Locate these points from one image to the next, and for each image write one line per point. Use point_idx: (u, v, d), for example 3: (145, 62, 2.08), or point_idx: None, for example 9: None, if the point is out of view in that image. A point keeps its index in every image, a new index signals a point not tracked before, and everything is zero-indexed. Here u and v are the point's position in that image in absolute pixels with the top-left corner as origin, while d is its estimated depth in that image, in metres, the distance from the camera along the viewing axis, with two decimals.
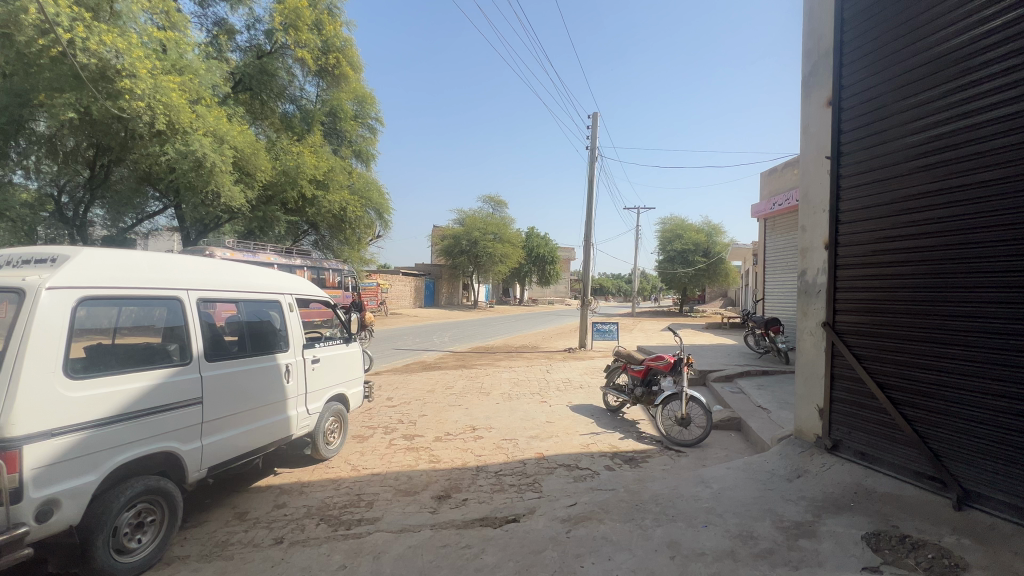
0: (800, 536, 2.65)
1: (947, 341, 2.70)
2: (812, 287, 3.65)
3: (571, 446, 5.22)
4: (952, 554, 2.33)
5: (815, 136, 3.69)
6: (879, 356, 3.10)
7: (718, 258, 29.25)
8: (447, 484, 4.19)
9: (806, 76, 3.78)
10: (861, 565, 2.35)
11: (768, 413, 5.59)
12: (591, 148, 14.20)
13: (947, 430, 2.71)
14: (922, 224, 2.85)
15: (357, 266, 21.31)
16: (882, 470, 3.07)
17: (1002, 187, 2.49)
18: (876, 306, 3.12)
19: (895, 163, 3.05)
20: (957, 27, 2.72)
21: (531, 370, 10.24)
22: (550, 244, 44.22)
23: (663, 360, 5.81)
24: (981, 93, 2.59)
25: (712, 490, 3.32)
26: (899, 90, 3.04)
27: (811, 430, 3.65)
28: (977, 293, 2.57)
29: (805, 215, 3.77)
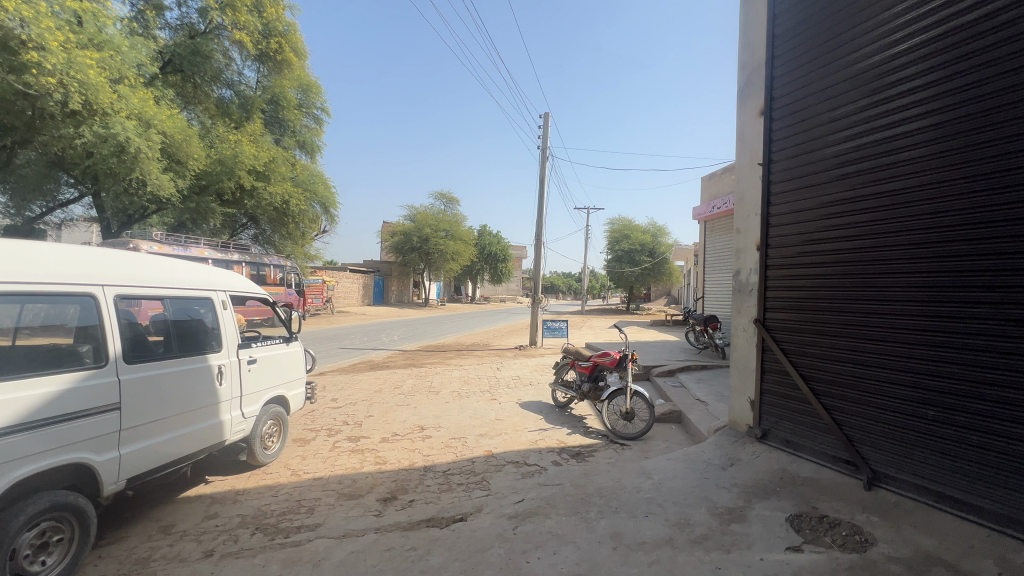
0: (732, 521, 2.81)
1: (862, 336, 2.94)
2: (746, 285, 3.88)
3: (520, 442, 5.26)
4: (862, 531, 2.55)
5: (749, 143, 3.93)
6: (803, 350, 3.35)
7: (663, 258, 30.48)
8: (394, 485, 4.09)
9: (742, 86, 4.02)
10: (785, 545, 2.51)
11: (705, 406, 5.89)
12: (542, 148, 14.39)
13: (861, 417, 2.95)
14: (844, 228, 3.08)
15: (301, 262, 20.41)
16: (804, 456, 3.31)
17: (910, 195, 2.71)
18: (802, 303, 3.37)
19: (819, 171, 3.29)
20: (872, 48, 2.96)
21: (482, 367, 10.22)
22: (501, 243, 44.38)
23: (609, 356, 5.97)
24: (895, 108, 2.81)
25: (653, 482, 3.45)
26: (825, 103, 3.26)
27: (743, 420, 3.88)
28: (886, 293, 2.81)
29: (739, 217, 3.99)
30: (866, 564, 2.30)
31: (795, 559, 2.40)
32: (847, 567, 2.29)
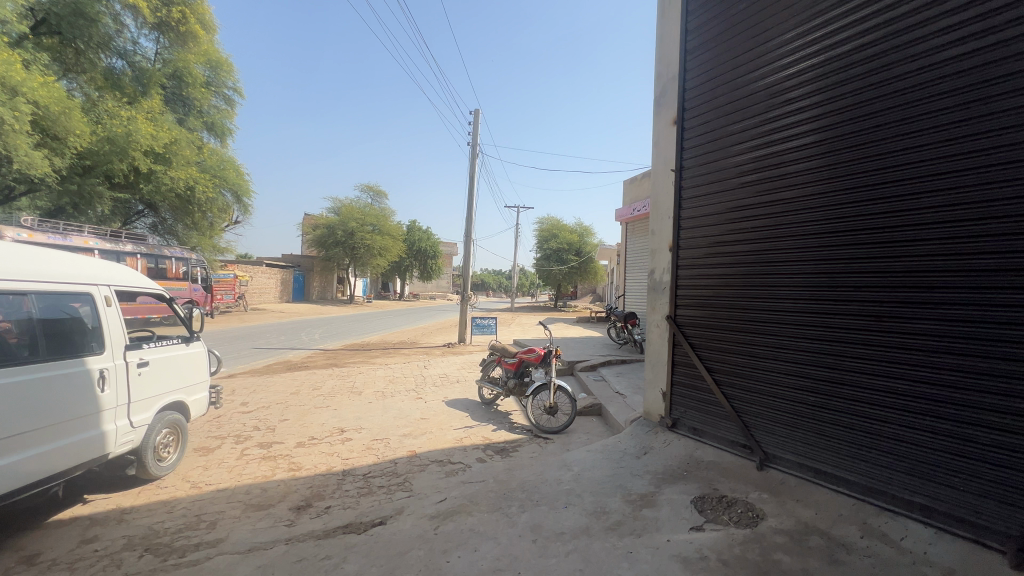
0: (643, 506, 2.97)
1: (759, 330, 3.23)
2: (659, 284, 4.13)
3: (445, 441, 5.21)
4: (755, 507, 2.81)
5: (664, 150, 4.17)
6: (708, 344, 3.62)
7: (589, 258, 31.60)
8: (309, 492, 3.87)
9: (658, 96, 4.26)
10: (689, 525, 2.71)
11: (624, 398, 6.20)
12: (472, 145, 14.33)
13: (756, 404, 3.24)
14: (746, 232, 3.37)
15: (208, 255, 18.69)
16: (708, 442, 3.58)
17: (799, 204, 3.00)
18: (708, 301, 3.64)
19: (724, 179, 3.57)
20: (770, 68, 3.25)
21: (408, 366, 9.98)
22: (431, 239, 43.67)
23: (534, 352, 6.09)
24: (787, 124, 3.11)
25: (573, 473, 3.56)
26: (730, 116, 3.54)
27: (656, 411, 4.13)
28: (778, 292, 3.10)
29: (655, 219, 4.23)
30: (757, 536, 2.53)
31: (697, 538, 2.59)
32: (741, 541, 2.51)
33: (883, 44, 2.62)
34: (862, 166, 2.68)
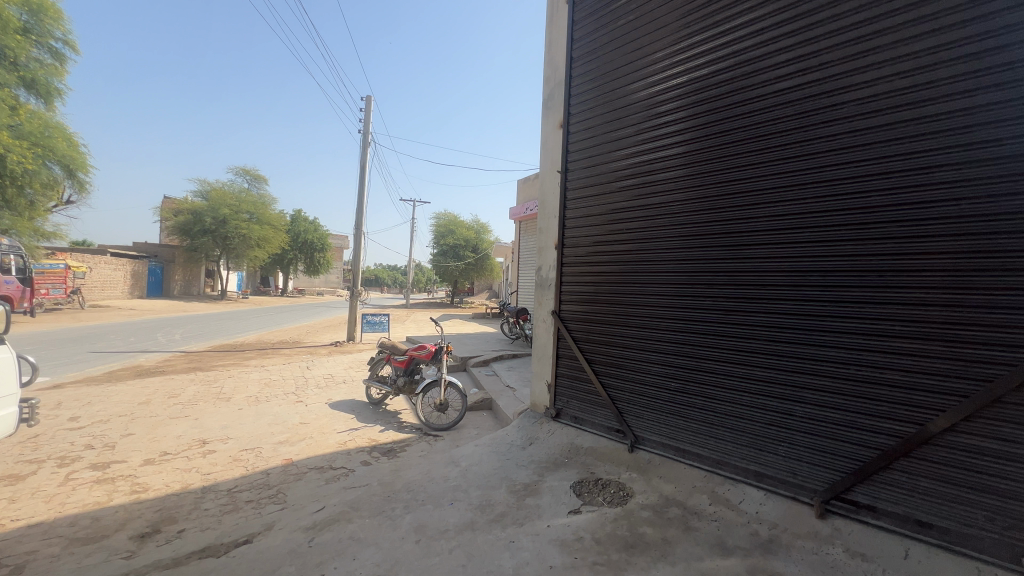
0: (526, 496, 3.07)
1: (632, 323, 3.50)
2: (545, 280, 4.30)
3: (327, 446, 4.88)
4: (625, 486, 3.05)
5: (551, 152, 4.35)
6: (589, 337, 3.85)
7: (485, 255, 31.92)
8: (157, 516, 3.36)
9: (546, 99, 4.43)
10: (568, 509, 2.85)
11: (513, 391, 6.36)
12: (364, 133, 13.62)
13: (628, 392, 3.52)
14: (625, 233, 3.62)
15: (27, 240, 15.31)
16: (587, 429, 3.81)
17: (669, 209, 3.29)
18: (589, 296, 3.87)
19: (606, 183, 3.80)
20: (645, 83, 3.53)
21: (288, 367, 9.18)
22: (319, 231, 40.73)
23: (425, 350, 5.98)
24: (659, 136, 3.40)
25: (460, 469, 3.56)
26: (611, 124, 3.79)
27: (542, 402, 4.29)
28: (650, 289, 3.39)
29: (542, 218, 4.39)
30: (626, 513, 2.75)
31: (574, 520, 2.74)
32: (613, 519, 2.70)
33: (733, 70, 2.95)
34: (717, 177, 3.00)
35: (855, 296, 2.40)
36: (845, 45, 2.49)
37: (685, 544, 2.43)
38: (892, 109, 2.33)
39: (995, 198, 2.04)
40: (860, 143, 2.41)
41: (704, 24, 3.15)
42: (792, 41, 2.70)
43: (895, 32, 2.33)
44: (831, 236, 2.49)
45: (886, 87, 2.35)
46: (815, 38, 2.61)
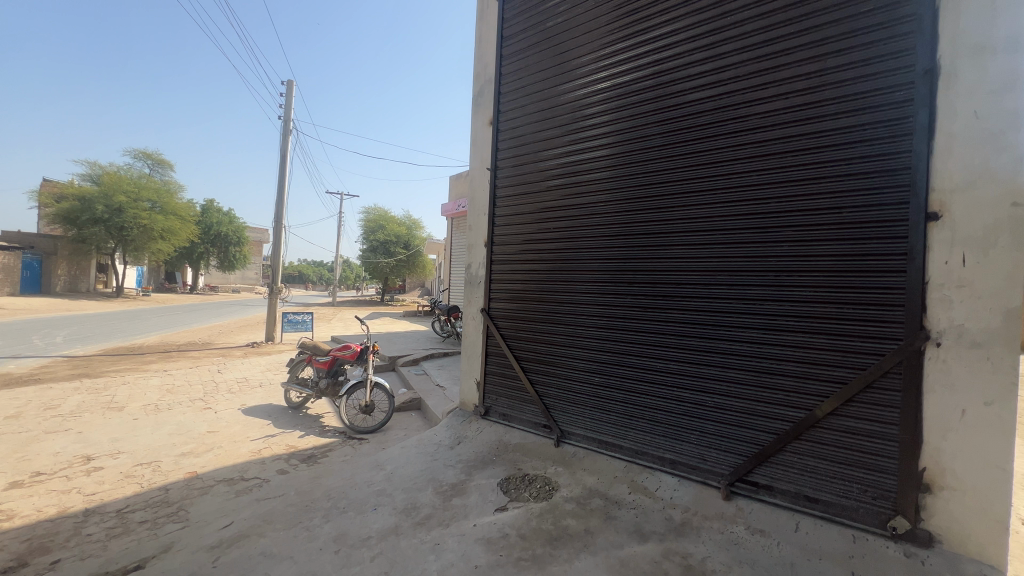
0: (453, 496, 3.03)
1: (559, 321, 3.57)
2: (475, 277, 4.27)
3: (238, 455, 4.51)
4: (551, 480, 3.11)
5: (481, 149, 4.33)
6: (517, 334, 3.88)
7: (417, 251, 31.23)
8: (25, 546, 2.91)
9: (476, 96, 4.40)
10: (495, 507, 2.85)
11: (443, 390, 6.27)
12: (285, 119, 12.77)
13: (555, 388, 3.59)
14: (552, 231, 3.67)
15: None
16: (515, 425, 3.84)
17: (594, 209, 3.39)
18: (518, 294, 3.90)
19: (535, 182, 3.84)
20: (573, 85, 3.61)
21: (195, 371, 8.40)
22: (233, 223, 37.64)
23: (349, 350, 5.71)
24: (585, 138, 3.49)
25: (385, 473, 3.44)
26: (540, 123, 3.84)
27: (471, 400, 4.27)
28: (576, 287, 3.48)
29: (472, 215, 4.36)
30: (551, 507, 2.80)
31: (500, 518, 2.74)
32: (538, 514, 2.74)
33: (654, 78, 3.09)
34: (639, 180, 3.14)
35: (756, 294, 2.60)
36: (750, 62, 2.68)
37: (606, 533, 2.52)
38: (788, 124, 2.53)
39: (871, 207, 2.28)
40: (763, 153, 2.61)
41: (627, 33, 3.27)
42: (705, 55, 2.87)
43: (791, 54, 2.54)
44: (738, 239, 2.68)
45: (784, 103, 2.56)
46: (724, 54, 2.78)
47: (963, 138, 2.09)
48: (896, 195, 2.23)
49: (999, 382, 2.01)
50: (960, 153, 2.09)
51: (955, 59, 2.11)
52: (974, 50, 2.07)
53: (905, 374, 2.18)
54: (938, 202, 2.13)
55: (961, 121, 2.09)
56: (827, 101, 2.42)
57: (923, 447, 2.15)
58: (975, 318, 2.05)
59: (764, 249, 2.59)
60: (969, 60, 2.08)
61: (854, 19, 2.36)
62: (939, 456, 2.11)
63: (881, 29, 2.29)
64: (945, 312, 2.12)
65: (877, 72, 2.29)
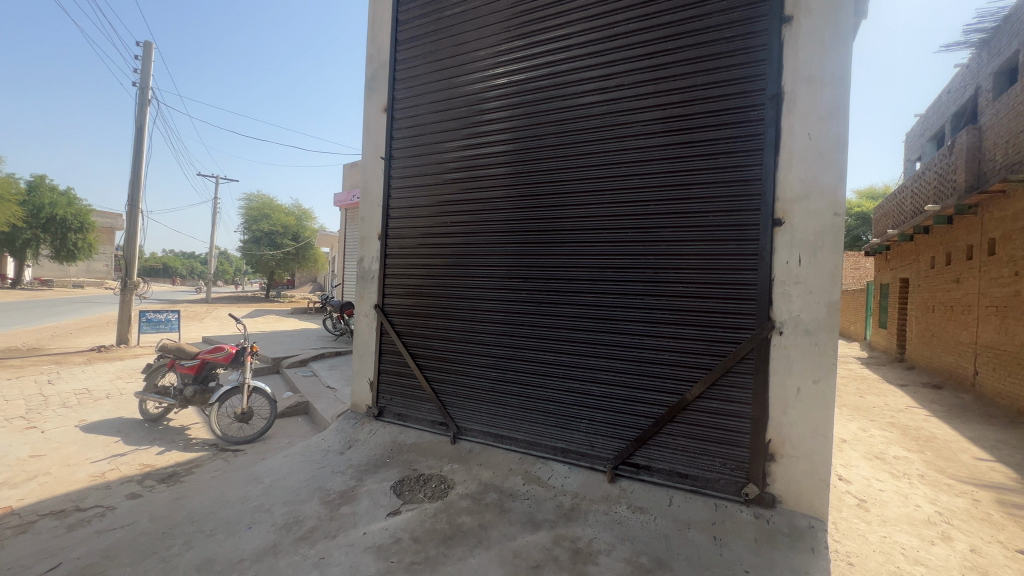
0: (342, 504, 2.84)
1: (456, 316, 3.53)
2: (368, 272, 4.06)
3: (74, 481, 3.78)
4: (446, 479, 3.06)
5: (374, 136, 4.11)
6: (413, 331, 3.77)
7: (307, 243, 29.04)
8: None
9: (369, 80, 4.17)
10: (387, 512, 2.73)
11: (334, 392, 5.89)
12: (142, 85, 11.00)
13: (452, 384, 3.54)
14: (449, 226, 3.61)
15: None
16: (411, 425, 3.72)
17: (491, 204, 3.39)
18: (414, 289, 3.78)
19: (432, 174, 3.73)
20: (471, 77, 3.56)
21: (15, 383, 6.89)
22: (74, 205, 31.65)
23: (222, 352, 5.09)
24: (483, 132, 3.47)
25: (263, 486, 3.12)
26: (436, 115, 3.74)
27: (363, 401, 4.05)
28: (473, 283, 3.45)
29: (364, 206, 4.13)
30: (446, 507, 2.76)
31: (392, 523, 2.63)
32: (432, 514, 2.68)
33: (548, 79, 3.17)
34: (534, 178, 3.20)
35: (639, 289, 2.80)
36: (634, 73, 2.86)
37: (500, 526, 2.55)
38: (666, 132, 2.75)
39: (731, 212, 2.57)
40: (644, 159, 2.81)
41: (523, 32, 3.30)
42: (595, 61, 3.00)
43: (669, 68, 2.75)
44: (622, 238, 2.86)
45: (662, 113, 2.76)
46: (612, 61, 2.93)
47: (800, 156, 2.45)
48: (750, 202, 2.53)
49: (824, 364, 2.39)
50: (799, 168, 2.45)
51: (795, 87, 2.46)
52: (809, 82, 2.44)
53: (756, 360, 2.49)
54: (782, 210, 2.47)
55: (799, 141, 2.45)
56: (698, 114, 2.66)
57: (769, 422, 2.48)
58: (808, 309, 2.42)
59: (645, 247, 2.79)
60: (805, 89, 2.44)
61: (719, 43, 2.62)
62: (781, 429, 2.46)
63: (741, 54, 2.57)
64: (786, 305, 2.46)
65: (738, 92, 2.58)
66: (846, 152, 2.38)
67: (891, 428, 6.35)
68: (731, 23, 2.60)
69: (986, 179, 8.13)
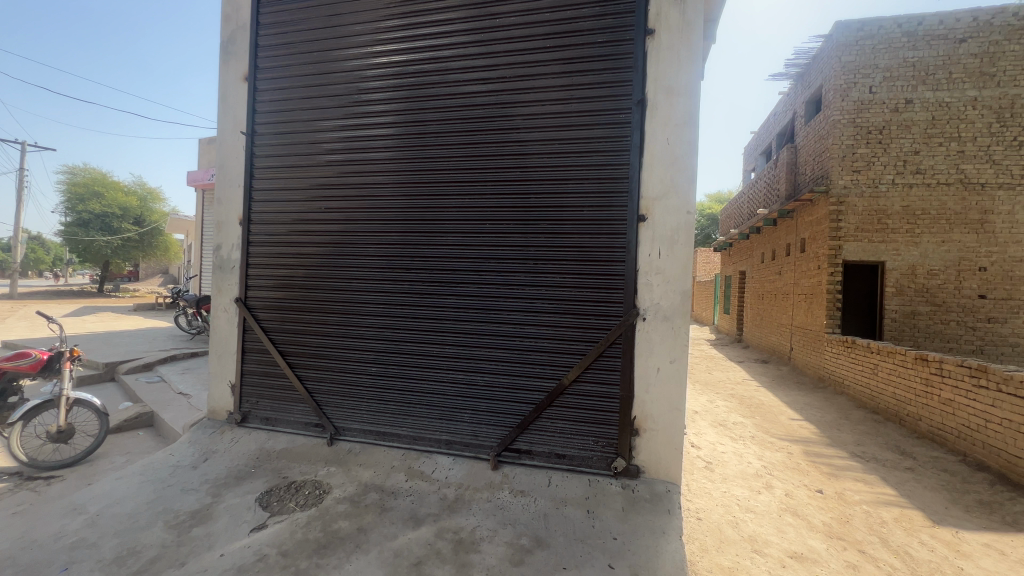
0: (194, 526, 2.49)
1: (333, 309, 3.28)
2: (227, 261, 3.59)
3: None
4: (322, 483, 2.84)
5: (232, 107, 3.62)
6: (282, 327, 3.43)
7: (154, 228, 24.98)
8: None
9: (225, 42, 3.66)
10: (250, 528, 2.46)
11: (188, 398, 5.16)
12: None
13: (328, 382, 3.30)
14: (324, 213, 3.32)
15: None
16: (281, 429, 3.39)
17: (371, 190, 3.19)
18: (284, 280, 3.43)
19: (305, 153, 3.41)
20: (347, 51, 3.30)
21: None
22: None
23: (29, 359, 4.13)
24: (361, 112, 3.24)
25: (88, 516, 2.61)
26: (309, 89, 3.41)
27: (223, 407, 3.60)
28: (353, 273, 3.23)
29: (221, 186, 3.64)
30: (320, 513, 2.57)
31: (257, 538, 2.38)
32: (305, 524, 2.48)
33: (430, 63, 3.07)
34: (418, 165, 3.09)
35: (520, 280, 2.86)
36: (516, 66, 2.90)
37: (380, 527, 2.45)
38: (545, 128, 2.84)
39: (602, 207, 2.75)
40: (525, 152, 2.87)
41: (405, 11, 3.15)
42: (477, 50, 2.98)
43: (548, 65, 2.83)
44: (504, 229, 2.90)
45: (542, 109, 2.85)
46: (494, 52, 2.94)
47: (661, 158, 2.70)
48: (619, 198, 2.73)
49: (679, 345, 2.67)
50: (659, 170, 2.70)
51: (656, 95, 2.70)
52: (668, 91, 2.69)
53: (624, 344, 2.72)
54: (646, 207, 2.71)
55: (660, 145, 2.70)
56: (574, 113, 2.79)
57: (634, 400, 2.72)
58: (666, 297, 2.69)
59: (525, 239, 2.86)
60: (665, 98, 2.69)
61: (593, 46, 2.77)
62: (644, 406, 2.71)
63: (613, 60, 2.75)
64: (648, 294, 2.71)
65: (609, 95, 2.75)
66: (696, 158, 2.67)
67: (732, 399, 7.45)
68: (602, 29, 2.76)
69: (799, 190, 9.88)
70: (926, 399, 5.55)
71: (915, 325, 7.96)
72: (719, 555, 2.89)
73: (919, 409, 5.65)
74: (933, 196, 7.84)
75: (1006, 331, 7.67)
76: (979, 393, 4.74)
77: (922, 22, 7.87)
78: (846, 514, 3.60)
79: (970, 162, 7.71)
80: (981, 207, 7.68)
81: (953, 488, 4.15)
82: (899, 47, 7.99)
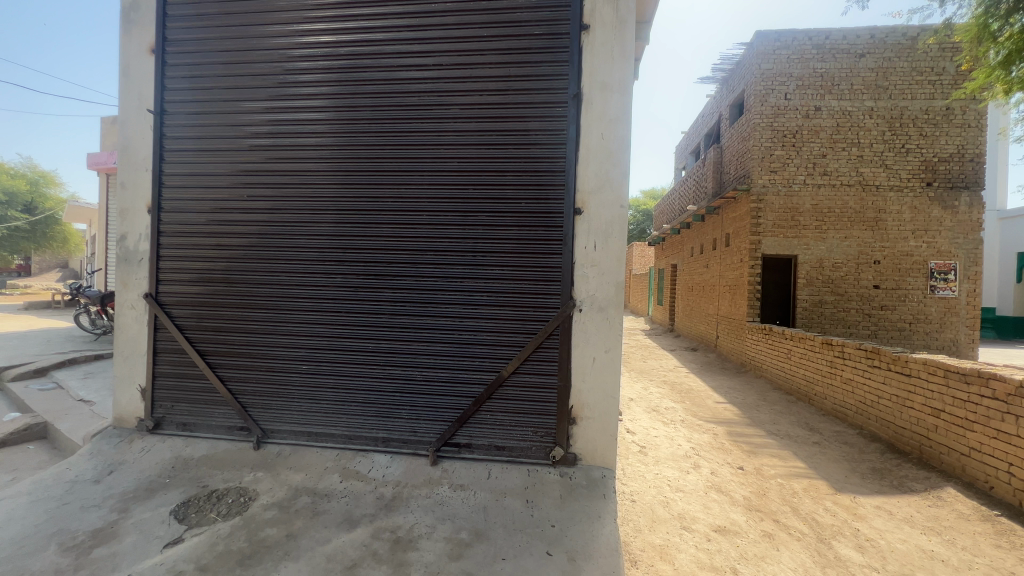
0: (95, 546, 2.25)
1: (259, 305, 3.07)
2: (133, 253, 3.25)
3: None
4: (247, 490, 2.66)
5: (135, 82, 3.26)
6: (200, 324, 3.16)
7: (48, 216, 22.21)
8: None
9: (125, 9, 3.28)
10: (163, 544, 2.26)
11: (90, 406, 4.65)
12: None
13: (253, 382, 3.08)
14: (250, 201, 3.09)
15: None
16: (200, 435, 3.14)
17: (302, 179, 3.01)
18: (203, 274, 3.16)
19: (226, 136, 3.14)
20: (272, 28, 3.07)
21: None
22: None
23: None
24: (288, 95, 3.04)
25: None
26: (228, 67, 3.14)
27: (131, 414, 3.26)
28: (282, 266, 3.03)
29: (124, 169, 3.28)
30: (244, 522, 2.41)
31: (170, 555, 2.19)
32: (227, 535, 2.31)
33: (365, 46, 2.93)
34: (351, 152, 2.95)
35: (459, 273, 2.82)
36: (454, 53, 2.83)
37: (312, 532, 2.34)
38: (484, 119, 2.81)
39: (539, 200, 2.77)
40: (463, 143, 2.83)
41: None
42: (414, 36, 2.88)
43: (485, 55, 2.80)
44: (442, 220, 2.84)
45: (479, 99, 2.81)
46: (431, 39, 2.86)
47: (595, 153, 2.75)
48: (556, 191, 2.76)
49: (613, 335, 2.75)
50: (594, 164, 2.75)
51: (591, 90, 2.74)
52: (602, 87, 2.74)
53: (562, 335, 2.76)
54: (582, 201, 2.75)
55: (595, 139, 2.75)
56: (511, 105, 2.78)
57: (571, 389, 2.78)
58: (601, 289, 2.75)
59: (464, 230, 2.82)
60: (599, 94, 2.74)
61: (530, 39, 2.77)
62: (581, 395, 2.77)
63: (549, 52, 2.76)
64: (584, 286, 2.76)
65: (545, 88, 2.77)
66: (629, 153, 2.75)
67: (664, 386, 7.85)
68: (540, 22, 2.77)
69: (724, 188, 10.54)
70: (830, 379, 6.15)
71: (822, 313, 8.77)
72: (651, 534, 3.04)
73: (825, 388, 6.24)
74: (838, 196, 8.65)
75: (895, 317, 8.64)
76: (873, 372, 5.30)
77: (829, 37, 8.61)
78: (763, 487, 3.91)
79: (868, 166, 8.57)
80: (876, 207, 8.57)
81: (852, 458, 4.63)
82: (809, 58, 8.69)
